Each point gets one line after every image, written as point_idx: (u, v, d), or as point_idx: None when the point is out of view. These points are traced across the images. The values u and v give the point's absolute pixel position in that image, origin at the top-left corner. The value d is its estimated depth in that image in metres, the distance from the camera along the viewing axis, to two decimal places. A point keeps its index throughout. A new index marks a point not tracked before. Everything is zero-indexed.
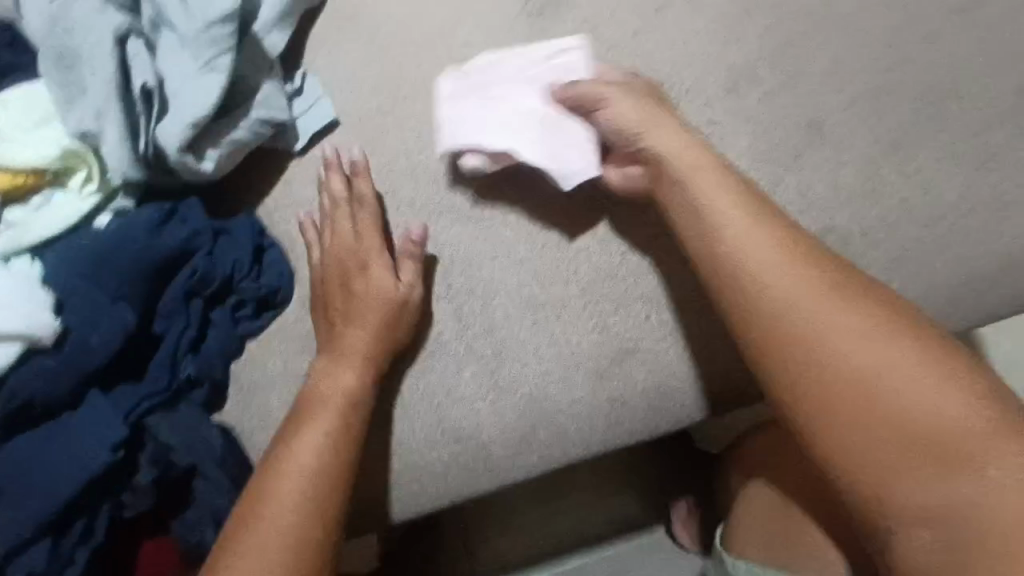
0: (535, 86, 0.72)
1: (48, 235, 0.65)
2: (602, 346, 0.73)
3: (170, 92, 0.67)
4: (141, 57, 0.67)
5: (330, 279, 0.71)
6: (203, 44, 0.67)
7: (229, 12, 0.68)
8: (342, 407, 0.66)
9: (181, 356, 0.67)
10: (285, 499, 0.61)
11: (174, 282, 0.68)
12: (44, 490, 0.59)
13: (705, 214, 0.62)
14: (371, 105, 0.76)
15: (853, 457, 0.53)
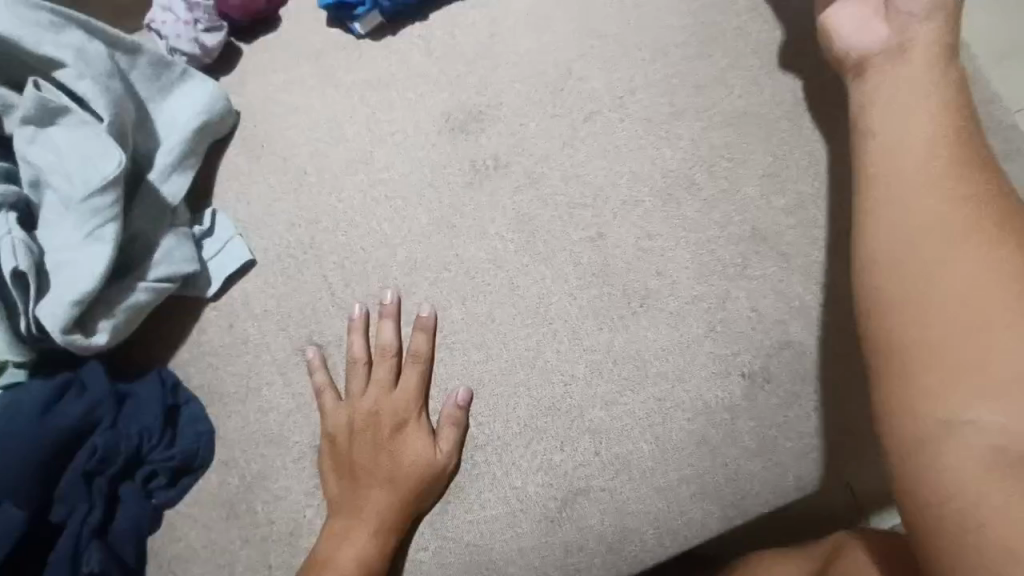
0: (461, 225, 0.73)
1: None
2: (612, 496, 0.65)
3: (52, 268, 0.60)
4: (12, 233, 0.59)
5: (368, 441, 0.66)
6: (84, 214, 0.60)
7: (112, 177, 0.61)
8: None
9: (82, 549, 0.61)
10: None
11: (73, 463, 0.63)
12: None
13: (899, 101, 0.51)
14: (292, 244, 0.73)
15: (896, 294, 0.44)
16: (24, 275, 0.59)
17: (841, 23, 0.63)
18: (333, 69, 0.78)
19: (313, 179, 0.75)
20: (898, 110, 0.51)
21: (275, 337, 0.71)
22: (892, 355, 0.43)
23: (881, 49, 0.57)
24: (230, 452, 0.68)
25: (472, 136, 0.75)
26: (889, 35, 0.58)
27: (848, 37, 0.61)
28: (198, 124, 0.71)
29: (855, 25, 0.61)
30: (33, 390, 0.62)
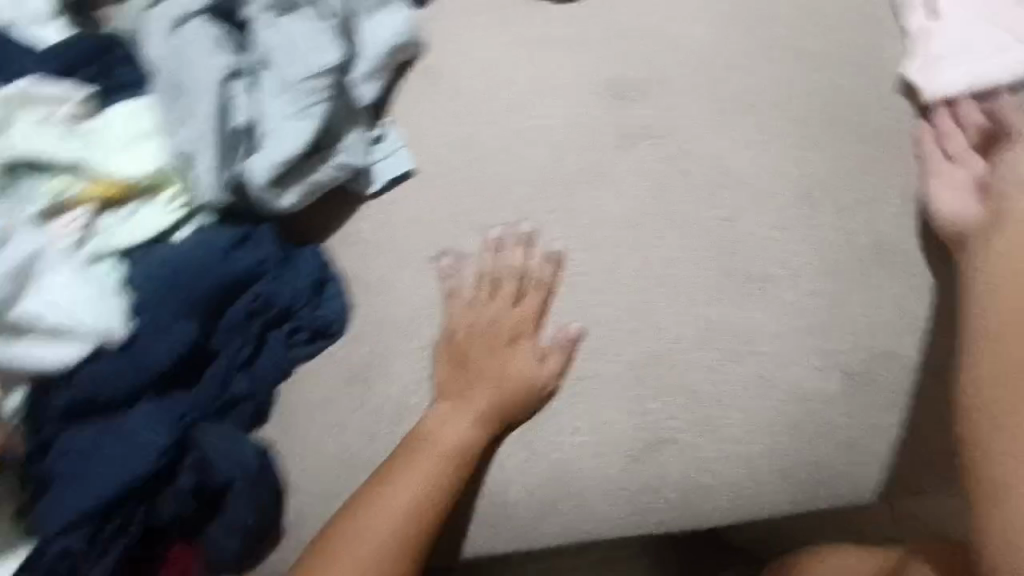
0: (608, 179, 0.77)
1: (128, 245, 0.68)
2: (694, 448, 0.70)
3: (264, 133, 0.69)
4: (243, 97, 0.69)
5: (482, 344, 0.73)
6: (301, 91, 0.69)
7: (329, 65, 0.71)
8: (455, 464, 0.69)
9: (234, 373, 0.72)
10: (373, 548, 0.66)
11: (236, 304, 0.71)
12: (89, 487, 0.64)
13: (1011, 259, 0.63)
14: (449, 162, 0.77)
15: (993, 431, 0.57)
16: (243, 133, 0.69)
17: (950, 174, 0.72)
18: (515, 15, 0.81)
19: (474, 110, 0.79)
20: (1015, 263, 0.63)
21: (416, 242, 0.77)
22: (984, 455, 0.57)
23: (984, 209, 0.68)
24: (363, 333, 0.76)
25: (630, 102, 0.78)
26: (990, 185, 0.69)
27: (955, 202, 0.70)
28: (397, 41, 0.75)
29: (960, 186, 0.71)
30: (220, 233, 0.70)
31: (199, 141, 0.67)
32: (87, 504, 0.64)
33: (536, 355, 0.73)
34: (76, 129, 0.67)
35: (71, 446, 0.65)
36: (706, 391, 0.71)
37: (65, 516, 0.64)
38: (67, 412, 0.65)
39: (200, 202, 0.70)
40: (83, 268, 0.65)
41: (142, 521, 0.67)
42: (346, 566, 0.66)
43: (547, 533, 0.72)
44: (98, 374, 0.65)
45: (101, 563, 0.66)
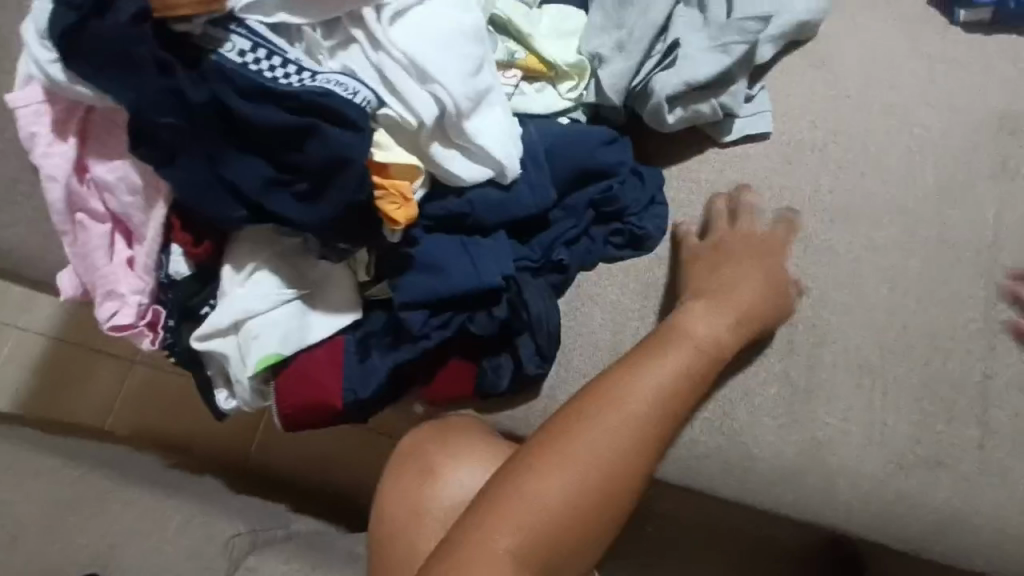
0: (950, 206, 0.79)
1: (528, 111, 0.79)
2: (954, 481, 0.72)
3: (682, 55, 0.78)
4: (679, 21, 0.79)
5: (742, 261, 0.75)
6: (730, 31, 0.77)
7: (762, 17, 0.78)
8: (706, 357, 0.71)
9: (560, 245, 0.80)
10: (632, 420, 0.67)
11: (586, 190, 0.80)
12: (443, 279, 0.74)
13: None
14: (804, 139, 0.82)
15: None
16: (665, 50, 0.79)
17: None
18: (915, 38, 0.86)
19: (852, 101, 0.83)
20: None
21: (747, 193, 0.81)
22: None
23: None
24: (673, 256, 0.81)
25: (1005, 145, 0.80)
26: None
27: None
28: (806, 20, 0.82)
29: None
30: (599, 129, 0.79)
31: (625, 46, 0.79)
32: (435, 294, 0.74)
33: (778, 298, 0.75)
34: (532, 11, 0.80)
35: (438, 244, 0.76)
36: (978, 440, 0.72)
37: (418, 293, 0.74)
38: (445, 216, 0.76)
39: (598, 100, 0.81)
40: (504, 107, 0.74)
41: (458, 326, 0.77)
42: (610, 427, 0.66)
43: (778, 499, 0.74)
44: (479, 201, 0.75)
45: (421, 344, 0.77)
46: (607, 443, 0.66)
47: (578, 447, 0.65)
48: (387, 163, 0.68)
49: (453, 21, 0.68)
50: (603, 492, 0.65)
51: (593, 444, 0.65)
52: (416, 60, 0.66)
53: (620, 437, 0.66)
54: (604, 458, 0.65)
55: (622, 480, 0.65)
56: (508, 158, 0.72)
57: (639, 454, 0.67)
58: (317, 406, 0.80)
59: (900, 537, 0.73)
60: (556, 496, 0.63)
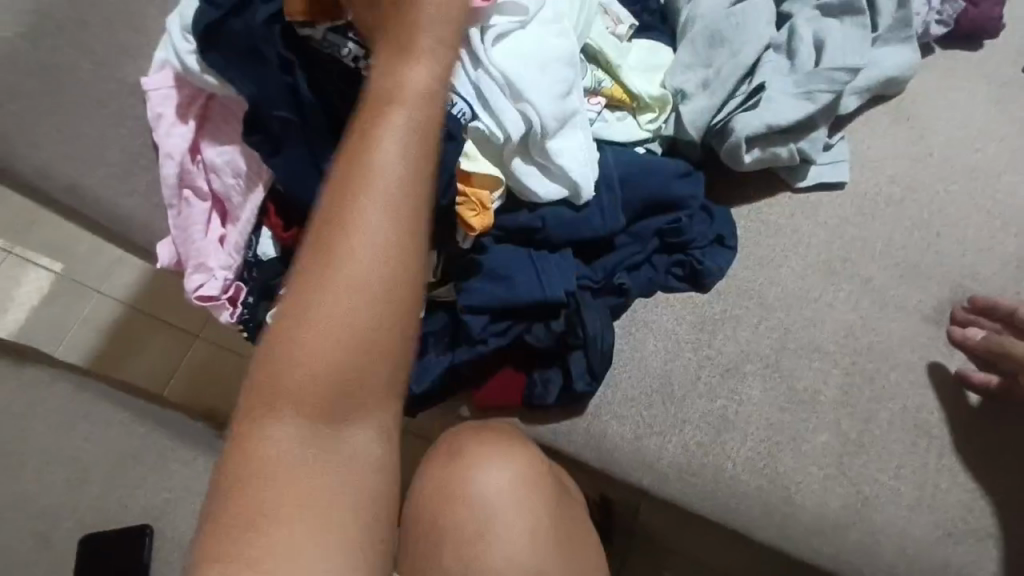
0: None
1: (607, 137, 0.82)
2: (999, 557, 0.70)
3: (766, 98, 0.79)
4: (768, 66, 0.81)
5: (412, 104, 0.56)
6: (817, 79, 0.79)
7: (852, 68, 0.79)
8: (407, 202, 0.54)
9: (622, 268, 0.82)
10: (339, 310, 0.53)
11: (655, 219, 0.82)
12: (508, 288, 0.78)
13: None
14: (881, 192, 0.82)
15: None
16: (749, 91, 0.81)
17: None
18: (1007, 106, 0.85)
19: (934, 160, 0.83)
20: None
21: (815, 239, 0.82)
22: None
23: None
24: (734, 293, 0.82)
25: None
26: None
27: None
28: (894, 75, 0.83)
29: None
30: (674, 163, 0.82)
31: (709, 85, 0.81)
32: (498, 302, 0.78)
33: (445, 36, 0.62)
34: (621, 44, 0.84)
35: (508, 254, 0.79)
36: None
37: (482, 298, 0.78)
38: (517, 229, 0.79)
39: (675, 134, 0.84)
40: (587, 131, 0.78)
41: (516, 335, 0.79)
42: (332, 271, 0.53)
43: (818, 549, 0.73)
44: (551, 218, 0.78)
45: (478, 347, 0.79)
46: (319, 353, 0.52)
47: (308, 322, 0.53)
48: (473, 173, 0.73)
49: (550, 47, 0.73)
50: (368, 348, 0.53)
51: (303, 349, 0.52)
52: (513, 79, 0.71)
53: (336, 342, 0.52)
54: (347, 308, 0.53)
55: (381, 330, 0.53)
56: (583, 180, 0.76)
57: (382, 283, 0.53)
58: None
59: None
60: (302, 369, 0.53)
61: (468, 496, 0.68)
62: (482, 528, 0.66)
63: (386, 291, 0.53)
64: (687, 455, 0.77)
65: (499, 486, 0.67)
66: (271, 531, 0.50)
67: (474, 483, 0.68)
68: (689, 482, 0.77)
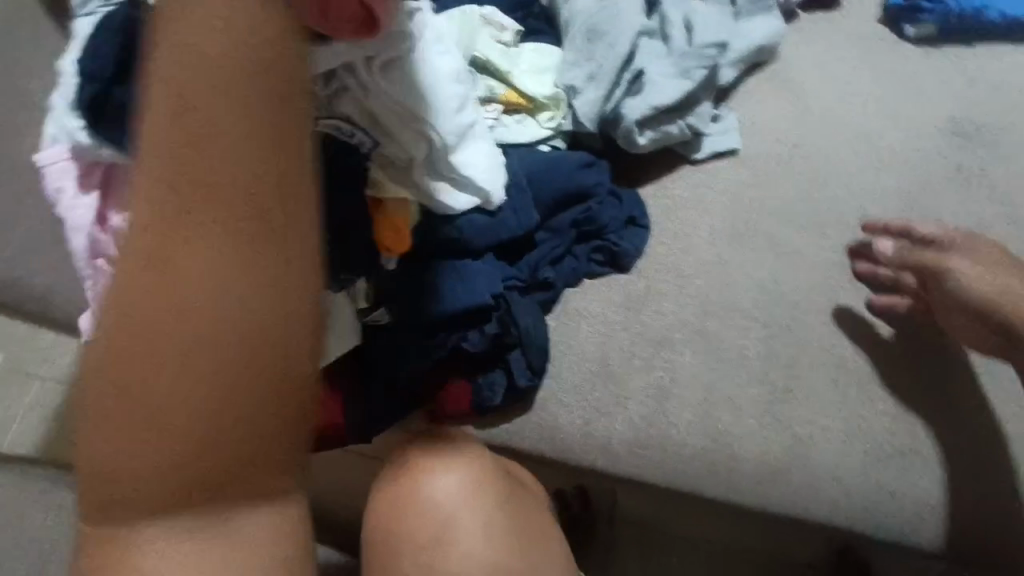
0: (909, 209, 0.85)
1: (512, 141, 0.85)
2: (928, 469, 0.75)
3: (647, 82, 0.85)
4: (644, 51, 0.87)
5: (192, 73, 0.46)
6: (690, 57, 0.85)
7: (720, 43, 0.85)
8: (240, 205, 0.47)
9: (545, 263, 0.85)
10: (132, 304, 0.48)
11: (567, 211, 0.86)
12: (437, 300, 0.80)
13: None
14: (770, 153, 0.88)
15: None
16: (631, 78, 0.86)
17: None
18: (869, 57, 0.92)
19: (812, 117, 0.89)
20: None
21: (719, 206, 0.87)
22: None
23: None
24: (653, 269, 0.86)
25: (954, 151, 0.87)
26: None
27: None
28: (763, 44, 0.89)
29: None
30: (577, 155, 0.86)
31: (596, 77, 0.85)
32: (430, 316, 0.80)
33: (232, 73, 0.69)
34: (509, 50, 0.87)
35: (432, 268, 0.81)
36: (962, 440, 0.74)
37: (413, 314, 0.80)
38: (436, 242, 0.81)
39: (574, 128, 0.87)
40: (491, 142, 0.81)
41: (453, 345, 0.82)
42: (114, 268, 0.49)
43: (767, 497, 0.76)
44: (467, 227, 0.81)
45: (416, 362, 0.81)
46: (115, 345, 0.49)
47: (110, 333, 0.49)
48: (383, 201, 0.74)
49: (439, 68, 0.74)
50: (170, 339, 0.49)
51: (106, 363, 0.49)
52: (408, 103, 0.71)
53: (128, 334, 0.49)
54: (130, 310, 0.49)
55: (231, 335, 0.49)
56: (492, 189, 0.79)
57: (227, 287, 0.48)
58: (321, 430, 0.83)
59: (879, 523, 0.75)
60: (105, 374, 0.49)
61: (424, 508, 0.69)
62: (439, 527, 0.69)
63: (246, 297, 0.48)
64: (632, 430, 0.80)
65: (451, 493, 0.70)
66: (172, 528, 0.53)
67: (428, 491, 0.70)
68: (639, 455, 0.80)
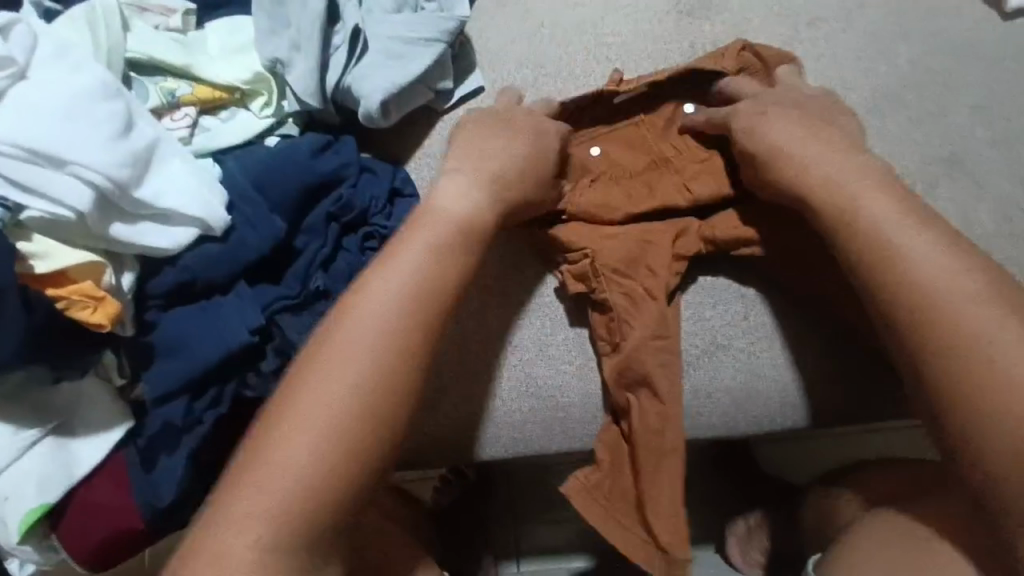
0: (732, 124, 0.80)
1: (228, 144, 0.72)
2: (748, 367, 0.73)
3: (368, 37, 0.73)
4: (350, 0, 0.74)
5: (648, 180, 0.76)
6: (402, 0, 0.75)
7: None
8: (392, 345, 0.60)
9: (315, 270, 0.74)
10: (359, 334, 0.59)
11: (319, 206, 0.75)
12: (190, 356, 0.68)
13: None
14: (519, 79, 0.80)
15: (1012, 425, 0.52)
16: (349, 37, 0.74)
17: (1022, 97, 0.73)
18: None
19: (547, 28, 0.81)
20: None
21: None
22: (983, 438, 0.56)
23: None
24: None
25: (699, 19, 0.80)
26: None
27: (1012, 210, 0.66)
28: None
29: None
30: (307, 138, 0.74)
31: (301, 43, 0.72)
32: (189, 377, 0.68)
33: None
34: (187, 37, 0.72)
35: (175, 321, 0.69)
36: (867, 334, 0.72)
37: (170, 381, 0.68)
38: (172, 289, 0.68)
39: (298, 108, 0.74)
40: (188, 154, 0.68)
41: (234, 396, 0.71)
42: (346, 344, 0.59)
43: (594, 435, 0.74)
44: (197, 264, 0.68)
45: (198, 430, 0.71)
46: (368, 339, 0.59)
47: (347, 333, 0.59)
48: (63, 271, 0.60)
49: (66, 89, 0.60)
50: (395, 344, 0.60)
51: (348, 336, 0.59)
52: (34, 145, 0.58)
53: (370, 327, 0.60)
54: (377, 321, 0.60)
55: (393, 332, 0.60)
56: (205, 209, 0.66)
57: (394, 322, 0.60)
58: (115, 533, 0.72)
59: (700, 418, 0.73)
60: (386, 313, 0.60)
61: (355, 331, 0.59)
62: (350, 303, 0.61)
63: (376, 339, 0.59)
64: (458, 415, 0.75)
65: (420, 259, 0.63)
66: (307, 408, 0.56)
67: (313, 403, 0.56)
68: (472, 437, 0.75)
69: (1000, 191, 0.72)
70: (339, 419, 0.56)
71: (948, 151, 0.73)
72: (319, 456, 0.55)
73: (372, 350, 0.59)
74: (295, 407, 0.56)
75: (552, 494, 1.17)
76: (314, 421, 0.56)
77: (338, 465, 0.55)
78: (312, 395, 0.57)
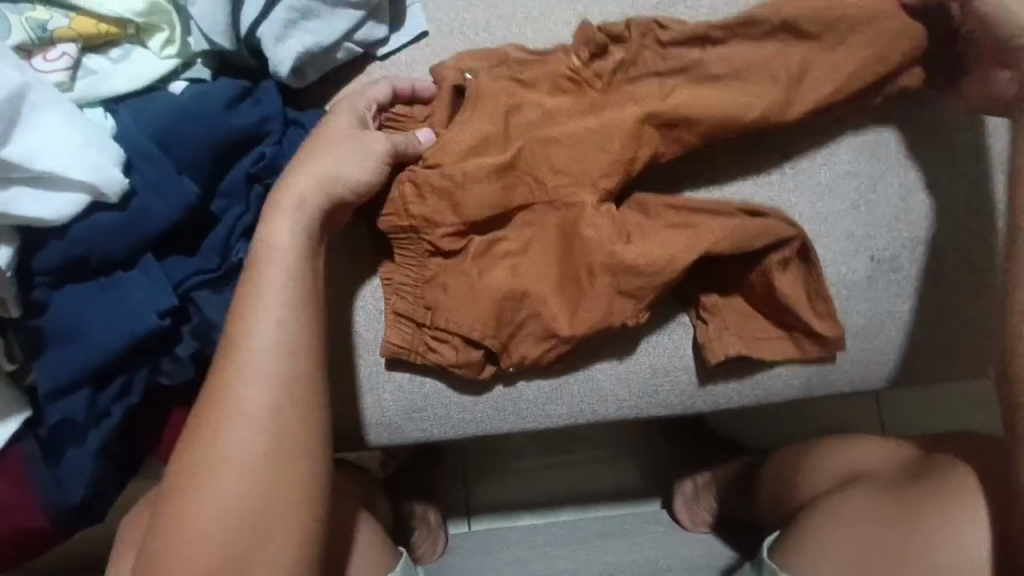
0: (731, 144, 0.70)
1: (123, 91, 0.61)
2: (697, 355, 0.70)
3: None
4: None
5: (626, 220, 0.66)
6: None
7: None
8: (293, 322, 0.57)
9: (235, 239, 0.64)
10: (255, 320, 0.56)
11: (238, 164, 0.64)
12: (89, 342, 0.60)
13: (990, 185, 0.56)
14: (468, 23, 0.71)
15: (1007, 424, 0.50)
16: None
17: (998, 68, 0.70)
18: None
19: None
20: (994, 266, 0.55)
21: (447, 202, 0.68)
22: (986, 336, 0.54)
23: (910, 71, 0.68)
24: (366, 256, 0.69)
25: None
26: None
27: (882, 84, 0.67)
28: None
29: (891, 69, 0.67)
30: (221, 85, 0.63)
31: None
32: (88, 365, 0.60)
33: None
34: None
35: (70, 300, 0.60)
36: (857, 270, 0.69)
37: (69, 371, 0.60)
38: (62, 265, 0.59)
39: (210, 48, 0.63)
40: (90, 115, 0.60)
41: (146, 386, 0.64)
42: (240, 347, 0.56)
43: (550, 413, 0.71)
44: (91, 237, 0.58)
45: (103, 424, 0.63)
46: (254, 330, 0.56)
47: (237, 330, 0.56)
48: None
49: None
50: (294, 321, 0.57)
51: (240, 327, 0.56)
52: None
53: (264, 315, 0.56)
54: (278, 307, 0.57)
55: (306, 298, 0.58)
56: (95, 173, 0.56)
57: (285, 304, 0.57)
58: (14, 530, 0.66)
59: (650, 395, 0.71)
60: (285, 287, 0.57)
61: (244, 342, 0.56)
62: (239, 314, 0.57)
63: (280, 331, 0.56)
64: (404, 396, 0.70)
65: (305, 235, 0.59)
66: (208, 443, 0.53)
67: (225, 452, 0.53)
68: (419, 418, 0.71)
69: (965, 164, 0.70)
70: (269, 387, 0.55)
71: (921, 125, 0.70)
72: (253, 483, 0.53)
73: (269, 366, 0.55)
74: (202, 459, 0.53)
75: (502, 459, 1.14)
76: (241, 458, 0.53)
77: (283, 500, 0.53)
78: (224, 430, 0.54)
